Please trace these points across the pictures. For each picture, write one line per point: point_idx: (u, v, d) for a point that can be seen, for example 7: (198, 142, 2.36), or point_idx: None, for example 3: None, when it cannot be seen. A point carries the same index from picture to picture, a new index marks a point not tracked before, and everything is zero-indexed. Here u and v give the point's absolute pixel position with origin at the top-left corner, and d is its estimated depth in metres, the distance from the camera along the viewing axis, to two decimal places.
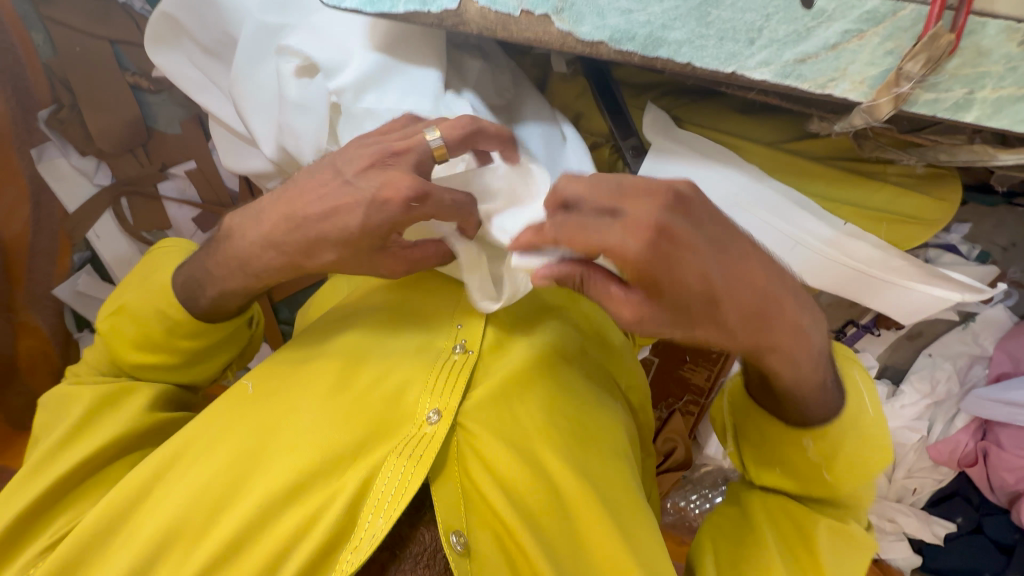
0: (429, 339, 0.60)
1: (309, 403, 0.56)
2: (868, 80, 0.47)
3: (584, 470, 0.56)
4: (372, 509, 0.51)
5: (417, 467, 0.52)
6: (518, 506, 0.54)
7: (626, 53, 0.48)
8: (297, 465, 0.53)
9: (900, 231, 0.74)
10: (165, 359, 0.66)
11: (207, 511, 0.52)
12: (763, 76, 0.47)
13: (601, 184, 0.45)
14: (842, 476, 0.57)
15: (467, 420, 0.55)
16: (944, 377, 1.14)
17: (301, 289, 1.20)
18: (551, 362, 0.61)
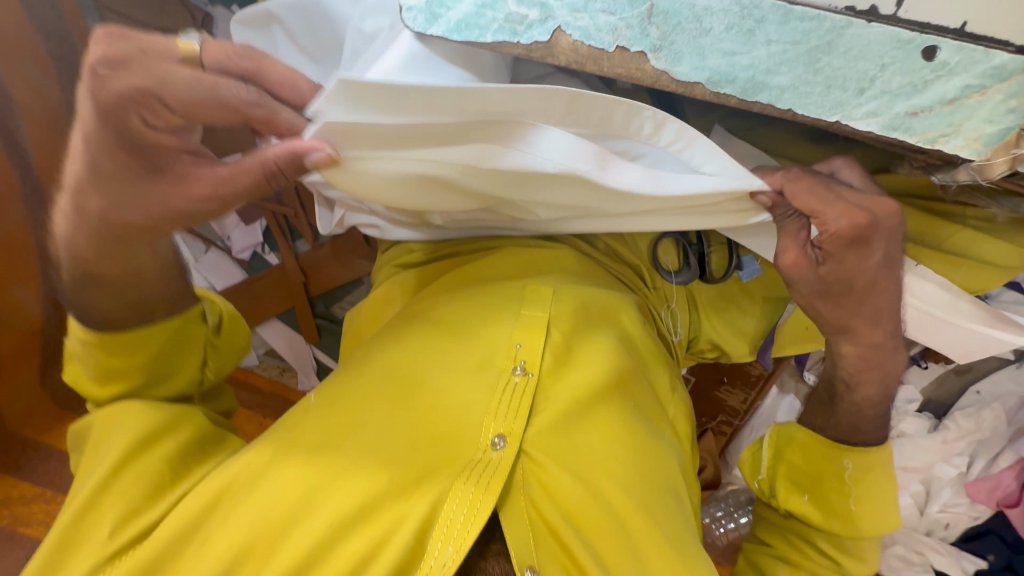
0: (488, 358, 0.60)
1: (372, 420, 0.55)
2: (982, 137, 0.44)
3: (646, 504, 0.57)
4: (441, 537, 0.50)
5: (486, 494, 0.51)
6: (582, 536, 0.54)
7: (723, 95, 0.45)
8: (364, 485, 0.52)
9: (977, 277, 0.71)
10: (132, 379, 0.60)
11: (273, 529, 0.50)
12: (868, 127, 0.45)
13: (821, 191, 0.54)
14: (866, 511, 0.68)
15: (531, 448, 0.55)
16: (990, 417, 1.12)
17: (340, 285, 1.21)
18: (609, 390, 0.62)
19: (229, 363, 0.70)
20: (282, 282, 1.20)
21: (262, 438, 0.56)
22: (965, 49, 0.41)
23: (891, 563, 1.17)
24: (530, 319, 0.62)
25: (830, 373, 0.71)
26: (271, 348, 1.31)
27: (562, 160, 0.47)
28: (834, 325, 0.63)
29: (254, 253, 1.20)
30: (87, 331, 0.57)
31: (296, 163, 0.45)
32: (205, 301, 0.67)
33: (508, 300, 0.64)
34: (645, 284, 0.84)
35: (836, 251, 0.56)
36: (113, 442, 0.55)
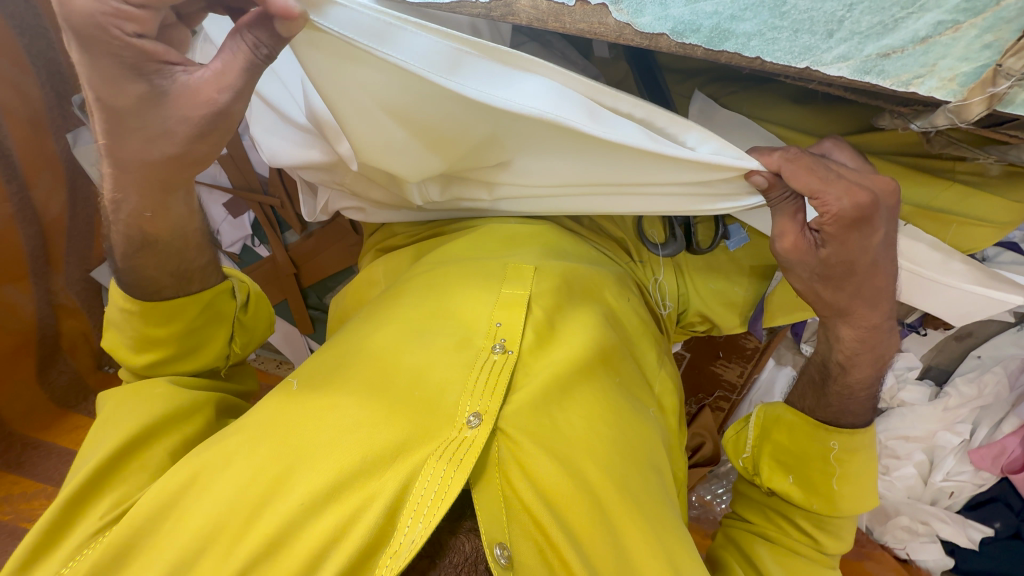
0: (467, 337, 0.59)
1: (349, 401, 0.55)
2: (958, 77, 0.42)
3: (623, 481, 0.56)
4: (413, 514, 0.50)
5: (458, 471, 0.51)
6: (557, 516, 0.53)
7: (688, 46, 0.44)
8: (337, 464, 0.51)
9: (966, 235, 0.70)
10: (167, 348, 0.62)
11: (247, 509, 0.50)
12: (840, 72, 0.44)
13: (819, 169, 0.53)
14: (847, 491, 0.67)
15: (506, 426, 0.54)
16: (993, 382, 1.10)
17: (332, 275, 1.21)
18: (589, 367, 0.61)
19: (252, 345, 0.72)
20: (271, 275, 1.19)
21: (243, 422, 0.55)
22: None
23: (896, 533, 1.18)
24: (511, 296, 0.61)
25: (822, 354, 0.71)
26: (267, 341, 1.32)
27: (545, 106, 0.49)
28: (833, 308, 0.64)
29: (244, 246, 1.19)
30: (127, 299, 0.59)
31: (273, 33, 0.43)
32: (235, 278, 0.68)
33: (487, 280, 0.64)
34: (631, 258, 0.83)
35: (838, 232, 0.56)
36: (118, 423, 0.56)
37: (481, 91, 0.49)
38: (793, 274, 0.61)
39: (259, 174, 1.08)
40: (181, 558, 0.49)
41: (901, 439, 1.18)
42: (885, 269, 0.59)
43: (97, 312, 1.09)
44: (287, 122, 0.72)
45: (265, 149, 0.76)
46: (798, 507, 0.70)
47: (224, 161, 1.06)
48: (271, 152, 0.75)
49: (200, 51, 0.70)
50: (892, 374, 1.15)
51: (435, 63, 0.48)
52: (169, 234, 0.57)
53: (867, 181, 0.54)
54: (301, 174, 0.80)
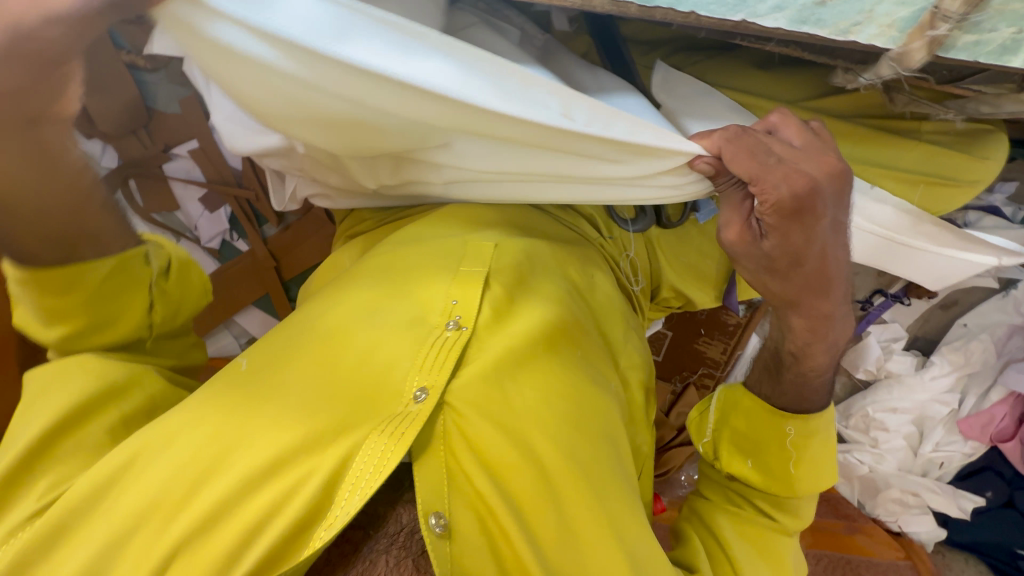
0: (420, 315, 0.59)
1: (296, 378, 0.55)
2: (897, 22, 0.41)
3: (572, 454, 0.55)
4: (349, 487, 0.50)
5: (398, 445, 0.50)
6: (501, 488, 0.53)
7: (621, 3, 0.43)
8: (280, 441, 0.51)
9: (935, 195, 0.69)
10: (70, 321, 0.57)
11: (187, 484, 0.50)
12: (777, 23, 0.43)
13: (760, 154, 0.51)
14: (803, 474, 0.67)
15: (454, 401, 0.54)
16: (978, 350, 1.07)
17: (312, 267, 1.20)
18: (544, 343, 0.60)
19: (180, 316, 0.68)
20: (253, 268, 1.19)
21: (187, 402, 0.55)
22: None
23: (887, 507, 1.19)
24: (468, 274, 0.61)
25: (777, 343, 0.69)
26: (252, 335, 1.31)
27: (441, 83, 0.47)
28: (782, 299, 0.61)
29: (223, 240, 1.17)
30: (16, 270, 0.53)
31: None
32: (152, 245, 0.64)
33: (438, 257, 0.63)
34: (600, 233, 0.80)
35: (779, 223, 0.53)
36: (50, 403, 0.55)
37: (372, 57, 0.46)
38: (740, 265, 0.60)
39: (232, 167, 1.09)
40: (125, 532, 0.49)
41: (889, 411, 1.16)
42: (832, 256, 0.57)
43: None
44: (239, 107, 0.71)
45: (222, 135, 0.75)
46: (756, 490, 0.70)
47: (197, 155, 1.06)
48: (227, 139, 0.74)
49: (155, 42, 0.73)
50: (874, 342, 1.13)
51: (323, 28, 0.45)
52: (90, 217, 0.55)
53: (807, 167, 0.52)
54: (260, 162, 0.80)
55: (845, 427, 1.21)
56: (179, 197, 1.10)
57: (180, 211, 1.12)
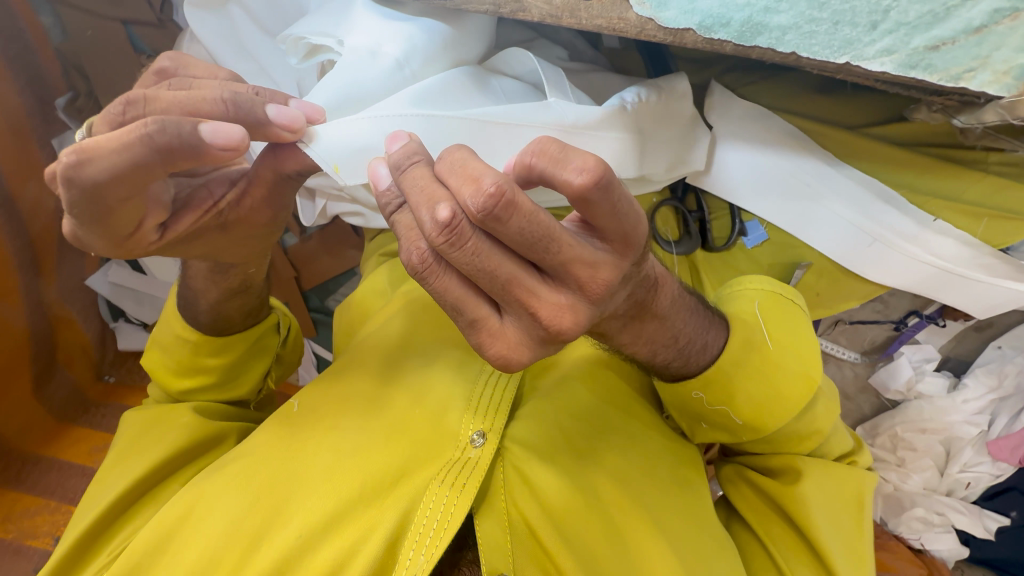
0: (471, 353, 0.56)
1: (350, 422, 0.53)
2: (1013, 70, 0.38)
3: (640, 498, 0.53)
4: (415, 545, 0.47)
5: (462, 498, 0.48)
6: (565, 541, 0.50)
7: (717, 42, 0.41)
8: (337, 491, 0.49)
9: (998, 229, 0.67)
10: (206, 377, 0.62)
11: (244, 542, 0.48)
12: (883, 67, 0.40)
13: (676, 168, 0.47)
14: (756, 417, 0.53)
15: (512, 443, 0.52)
16: (1013, 371, 1.07)
17: (333, 277, 1.16)
18: (599, 382, 0.58)
19: (281, 376, 0.72)
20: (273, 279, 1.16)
21: (242, 449, 0.54)
22: None
23: (911, 525, 1.16)
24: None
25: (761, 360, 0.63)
26: None
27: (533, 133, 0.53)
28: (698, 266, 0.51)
29: None
30: (184, 328, 0.59)
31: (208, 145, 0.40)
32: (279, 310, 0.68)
33: None
34: None
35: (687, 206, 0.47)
36: (142, 455, 0.56)
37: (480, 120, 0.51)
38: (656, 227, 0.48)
39: None
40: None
41: (918, 432, 1.15)
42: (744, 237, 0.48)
43: (96, 324, 1.08)
44: None
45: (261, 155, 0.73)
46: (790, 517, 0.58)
47: None
48: None
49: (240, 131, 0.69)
50: (904, 362, 1.12)
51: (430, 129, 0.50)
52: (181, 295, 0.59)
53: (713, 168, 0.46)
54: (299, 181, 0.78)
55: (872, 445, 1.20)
56: None
57: None
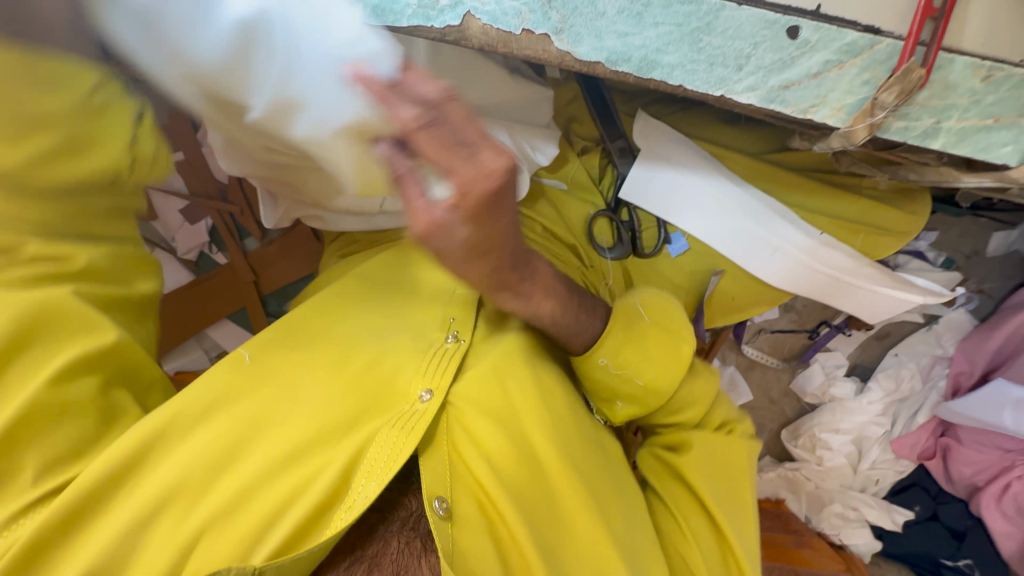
0: (421, 328, 0.63)
1: (309, 376, 0.58)
2: (845, 107, 0.50)
3: (569, 455, 0.59)
4: (366, 475, 0.53)
5: (408, 438, 0.54)
6: (500, 482, 0.56)
7: (622, 73, 0.50)
8: (295, 432, 0.55)
9: (873, 243, 0.80)
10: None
11: (202, 472, 0.52)
12: (749, 100, 0.51)
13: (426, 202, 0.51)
14: (652, 377, 0.64)
15: (457, 399, 0.58)
16: (908, 376, 1.20)
17: (291, 282, 1.19)
18: (537, 350, 0.64)
19: None
20: (231, 283, 1.17)
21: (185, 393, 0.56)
22: (822, 29, 0.46)
23: (831, 521, 1.27)
24: (465, 295, 0.65)
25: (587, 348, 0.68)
26: (224, 350, 1.25)
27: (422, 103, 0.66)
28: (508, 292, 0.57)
29: (201, 253, 1.15)
30: None
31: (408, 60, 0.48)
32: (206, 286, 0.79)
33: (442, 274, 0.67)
34: (582, 262, 0.84)
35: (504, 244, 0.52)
36: None
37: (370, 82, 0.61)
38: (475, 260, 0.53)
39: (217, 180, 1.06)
40: (129, 529, 0.49)
41: (832, 432, 1.27)
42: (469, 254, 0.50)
43: None
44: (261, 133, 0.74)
45: None
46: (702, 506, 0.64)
47: (182, 167, 1.04)
48: None
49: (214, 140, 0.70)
50: (818, 367, 1.25)
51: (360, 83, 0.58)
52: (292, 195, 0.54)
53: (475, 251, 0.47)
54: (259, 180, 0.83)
55: (795, 446, 1.31)
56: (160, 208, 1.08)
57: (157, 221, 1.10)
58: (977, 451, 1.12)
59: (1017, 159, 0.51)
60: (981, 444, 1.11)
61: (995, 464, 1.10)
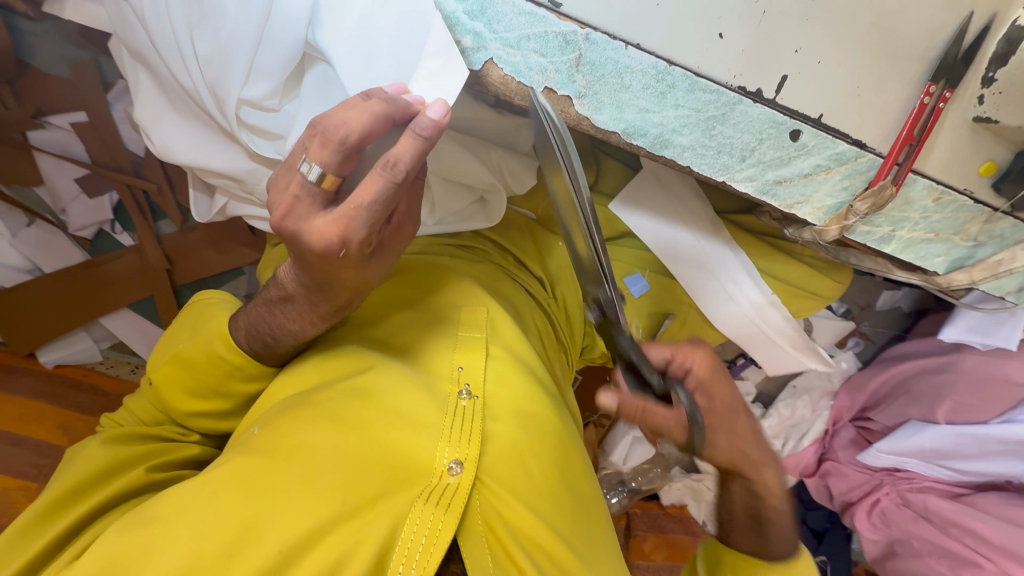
0: (432, 381, 0.59)
1: (321, 440, 0.53)
2: (824, 208, 0.55)
3: (583, 529, 0.58)
4: (404, 560, 0.49)
5: (447, 516, 0.51)
6: (531, 556, 0.54)
7: (635, 145, 0.51)
8: (316, 513, 0.49)
9: (805, 306, 0.88)
10: (180, 375, 0.60)
11: (216, 563, 0.46)
12: (746, 189, 0.54)
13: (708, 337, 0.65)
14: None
15: (484, 471, 0.55)
16: (802, 407, 1.26)
17: (214, 275, 1.05)
18: (549, 406, 0.63)
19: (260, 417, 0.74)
20: (138, 268, 1.01)
21: (197, 476, 0.52)
22: (821, 136, 0.49)
23: None
24: (471, 343, 0.63)
25: None
26: (120, 341, 1.09)
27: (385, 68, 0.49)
28: None
29: (100, 231, 0.98)
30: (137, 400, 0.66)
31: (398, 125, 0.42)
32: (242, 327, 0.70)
33: (449, 319, 0.65)
34: (546, 292, 0.82)
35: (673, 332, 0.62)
36: (74, 466, 0.56)
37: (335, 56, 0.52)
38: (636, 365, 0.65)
39: (130, 151, 0.90)
40: None
41: None
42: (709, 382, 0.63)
43: None
44: (210, 129, 0.65)
45: (147, 132, 0.67)
46: None
47: (82, 130, 0.87)
48: (153, 136, 0.66)
49: (181, 147, 0.65)
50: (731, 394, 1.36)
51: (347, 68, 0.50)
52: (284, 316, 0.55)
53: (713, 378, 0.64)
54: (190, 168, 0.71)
55: None
56: (47, 174, 0.90)
57: (43, 189, 0.91)
58: (855, 472, 1.20)
59: (944, 268, 0.61)
60: (856, 463, 1.20)
61: (867, 482, 1.18)
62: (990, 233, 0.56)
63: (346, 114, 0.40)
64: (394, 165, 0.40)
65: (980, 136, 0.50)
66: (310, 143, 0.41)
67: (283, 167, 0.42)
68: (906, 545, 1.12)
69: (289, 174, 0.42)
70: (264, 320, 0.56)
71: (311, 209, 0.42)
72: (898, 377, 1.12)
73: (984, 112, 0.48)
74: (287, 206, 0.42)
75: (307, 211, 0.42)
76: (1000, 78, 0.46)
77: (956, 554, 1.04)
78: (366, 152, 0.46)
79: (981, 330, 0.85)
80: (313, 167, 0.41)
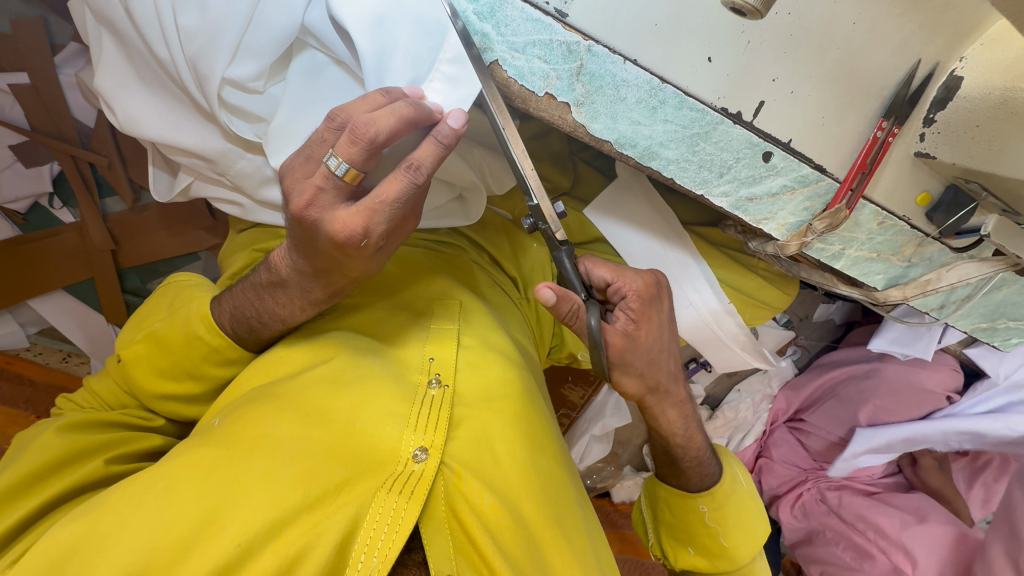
0: (403, 373, 0.58)
1: (285, 429, 0.51)
2: (787, 225, 0.60)
3: (557, 518, 0.57)
4: (366, 549, 0.47)
5: (410, 503, 0.49)
6: (497, 545, 0.53)
7: (625, 155, 0.54)
8: (277, 502, 0.48)
9: (757, 316, 0.95)
10: (153, 355, 0.58)
11: (167, 554, 0.44)
12: (721, 204, 0.58)
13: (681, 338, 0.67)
14: (736, 542, 0.72)
15: (452, 460, 0.54)
16: (744, 409, 1.29)
17: (165, 259, 0.99)
18: (523, 395, 0.61)
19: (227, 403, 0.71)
20: (77, 248, 0.93)
21: (155, 464, 0.50)
22: (789, 159, 0.54)
23: None
24: (444, 334, 0.62)
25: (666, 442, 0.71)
26: (50, 327, 1.00)
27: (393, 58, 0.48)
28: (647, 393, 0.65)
29: (35, 204, 0.89)
30: (99, 382, 0.63)
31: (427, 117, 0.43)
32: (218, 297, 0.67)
33: (424, 312, 0.65)
34: (520, 292, 0.84)
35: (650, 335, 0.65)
36: (26, 454, 0.52)
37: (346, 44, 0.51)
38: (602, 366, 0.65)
39: (78, 121, 0.84)
40: None
41: None
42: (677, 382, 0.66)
43: None
44: (185, 106, 0.61)
45: (106, 101, 0.62)
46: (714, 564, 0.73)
47: (22, 93, 0.79)
48: (112, 105, 0.62)
49: (146, 120, 0.61)
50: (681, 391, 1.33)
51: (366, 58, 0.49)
52: (277, 300, 0.54)
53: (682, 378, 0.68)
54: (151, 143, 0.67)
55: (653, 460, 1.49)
56: None
57: None
58: (784, 467, 1.29)
59: (882, 284, 0.68)
60: (787, 460, 1.29)
61: (793, 477, 1.28)
62: (921, 256, 0.64)
63: (372, 113, 0.40)
64: (417, 167, 0.41)
65: (919, 170, 0.56)
66: (331, 137, 0.42)
67: (301, 157, 0.43)
68: (821, 535, 1.22)
69: (311, 165, 0.43)
70: (255, 302, 0.54)
71: (335, 200, 0.42)
72: (828, 383, 1.20)
73: (924, 148, 0.54)
74: (310, 196, 0.42)
75: (329, 203, 0.42)
76: (939, 119, 0.52)
77: (859, 546, 1.16)
78: (385, 155, 0.50)
79: (902, 342, 0.95)
80: (340, 162, 0.40)
